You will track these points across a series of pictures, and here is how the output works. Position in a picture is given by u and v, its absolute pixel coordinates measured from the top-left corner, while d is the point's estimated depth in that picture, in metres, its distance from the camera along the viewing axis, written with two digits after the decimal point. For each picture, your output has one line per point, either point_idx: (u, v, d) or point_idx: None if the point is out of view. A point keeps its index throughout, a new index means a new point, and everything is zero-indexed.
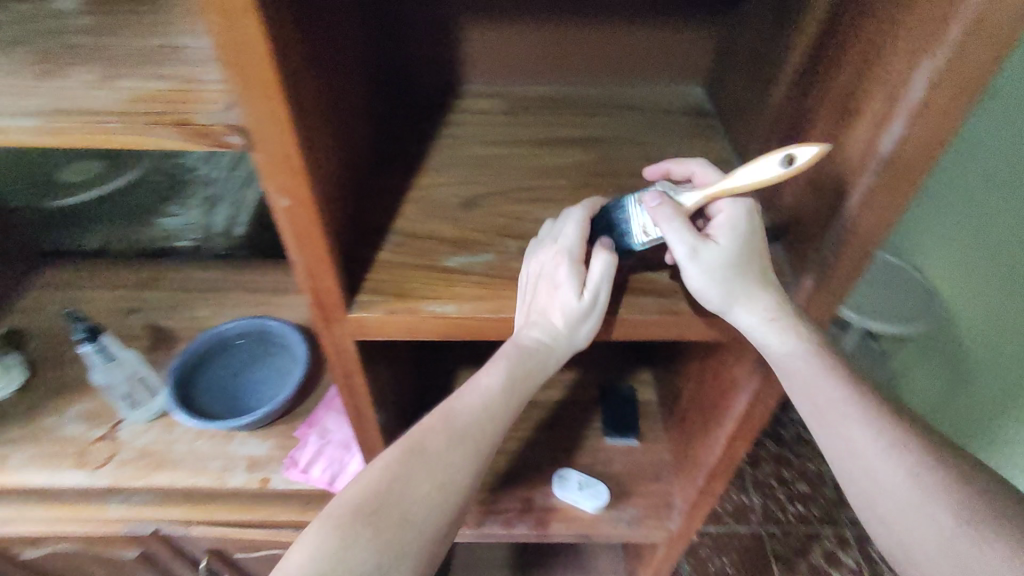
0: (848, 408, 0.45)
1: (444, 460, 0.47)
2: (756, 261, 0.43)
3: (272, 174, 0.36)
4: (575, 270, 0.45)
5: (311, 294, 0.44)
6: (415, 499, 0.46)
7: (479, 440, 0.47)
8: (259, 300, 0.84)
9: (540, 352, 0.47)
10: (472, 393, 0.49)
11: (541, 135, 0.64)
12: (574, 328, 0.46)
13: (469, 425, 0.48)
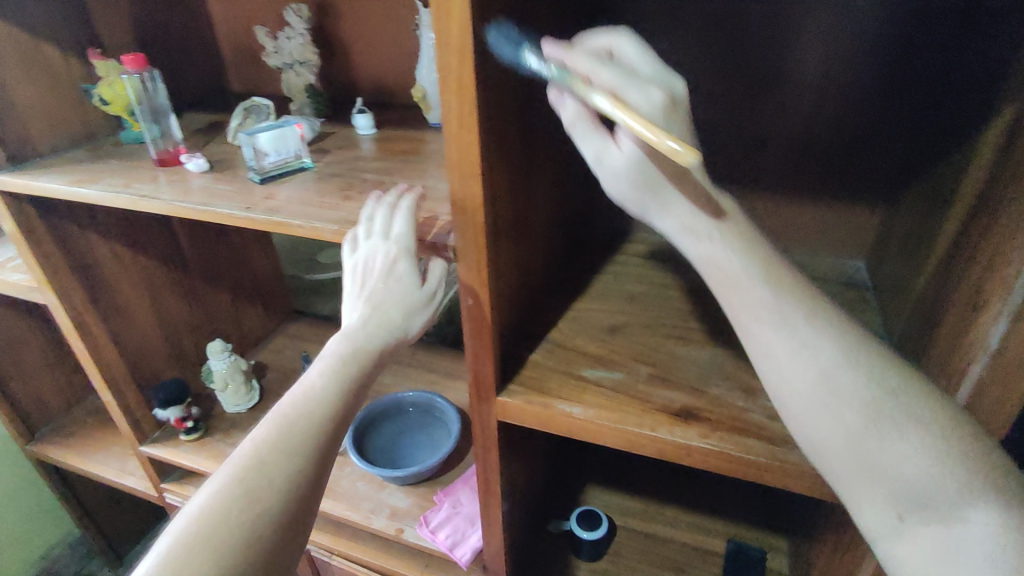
0: (857, 415, 0.38)
1: (305, 412, 0.47)
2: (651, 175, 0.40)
3: (467, 283, 0.50)
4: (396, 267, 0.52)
5: (473, 375, 0.56)
6: (288, 446, 0.45)
7: (349, 380, 0.49)
8: (433, 379, 1.01)
9: (362, 325, 0.51)
10: (317, 367, 0.50)
11: (693, 282, 0.73)
12: (404, 306, 0.53)
13: (329, 379, 0.48)
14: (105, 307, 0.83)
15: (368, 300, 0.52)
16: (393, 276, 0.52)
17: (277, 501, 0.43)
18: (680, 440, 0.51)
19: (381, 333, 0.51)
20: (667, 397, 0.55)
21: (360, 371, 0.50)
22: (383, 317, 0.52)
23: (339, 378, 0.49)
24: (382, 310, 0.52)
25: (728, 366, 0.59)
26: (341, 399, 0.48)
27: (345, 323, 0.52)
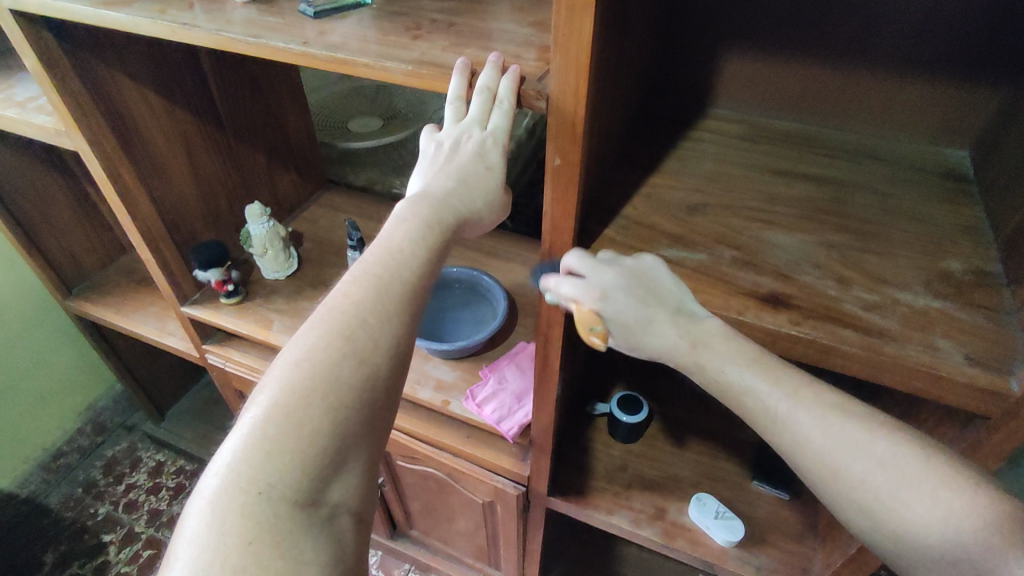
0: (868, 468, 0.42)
1: (400, 278, 0.43)
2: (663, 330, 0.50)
3: (556, 139, 0.45)
4: (487, 141, 0.47)
5: (548, 246, 0.52)
6: (383, 318, 0.42)
7: (436, 250, 0.46)
8: (475, 256, 0.98)
9: (456, 205, 0.47)
10: (400, 230, 0.45)
11: (777, 165, 0.66)
12: (489, 191, 0.49)
13: (417, 243, 0.45)
14: (138, 159, 0.79)
15: (449, 175, 0.48)
16: (482, 156, 0.48)
17: (382, 361, 0.42)
18: (770, 324, 0.48)
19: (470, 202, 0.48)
20: (753, 281, 0.51)
21: (443, 248, 0.46)
22: (468, 195, 0.48)
23: (427, 247, 0.45)
24: (466, 183, 0.48)
25: (817, 253, 0.54)
26: (429, 267, 0.45)
27: (426, 191, 0.47)
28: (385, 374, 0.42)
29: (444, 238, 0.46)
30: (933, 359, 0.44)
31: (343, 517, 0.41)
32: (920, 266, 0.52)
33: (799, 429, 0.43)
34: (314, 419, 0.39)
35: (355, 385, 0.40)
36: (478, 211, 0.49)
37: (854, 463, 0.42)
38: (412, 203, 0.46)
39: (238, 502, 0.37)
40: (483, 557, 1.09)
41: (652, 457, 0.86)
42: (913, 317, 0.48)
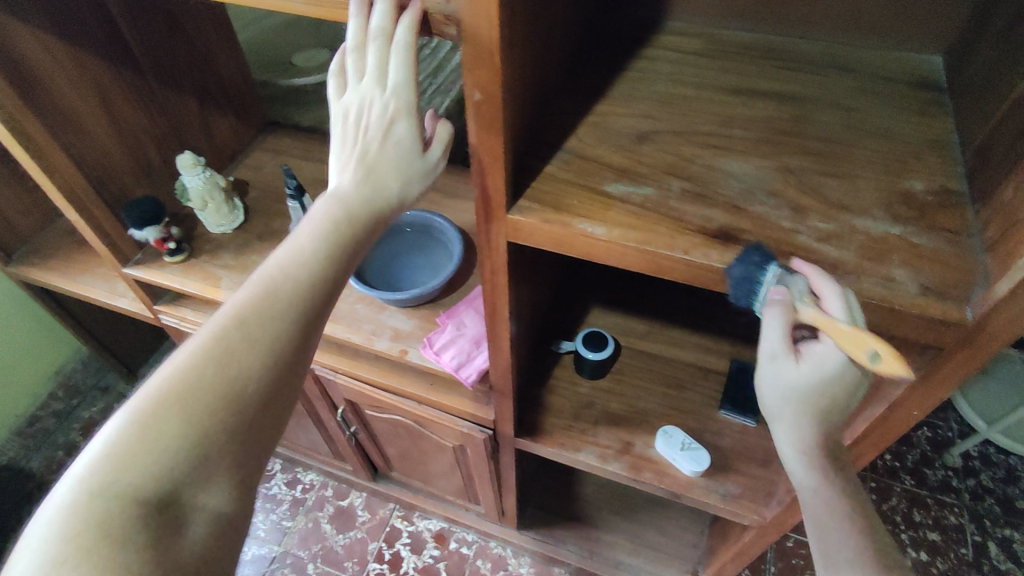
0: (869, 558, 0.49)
1: (285, 290, 0.45)
2: (825, 400, 0.46)
3: (473, 70, 0.39)
4: (394, 114, 0.46)
5: (480, 188, 0.48)
6: (264, 331, 0.44)
7: (341, 245, 0.47)
8: (432, 198, 0.93)
9: (368, 191, 0.48)
10: (298, 239, 0.47)
11: (735, 82, 0.61)
12: (402, 165, 0.48)
13: (306, 256, 0.46)
14: (44, 113, 0.71)
15: (359, 156, 0.47)
16: (390, 131, 0.47)
17: (257, 373, 0.43)
18: (717, 262, 0.45)
19: (378, 194, 0.48)
20: (703, 216, 0.47)
21: (354, 239, 0.47)
22: (376, 179, 0.48)
23: (327, 247, 0.47)
24: (372, 164, 0.47)
25: (772, 180, 0.50)
26: (332, 267, 0.47)
27: (339, 182, 0.48)
28: (263, 389, 0.43)
29: (355, 229, 0.47)
30: (886, 291, 0.42)
31: (195, 527, 0.40)
32: (881, 188, 0.49)
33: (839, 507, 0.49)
34: (180, 421, 0.40)
35: (227, 392, 0.42)
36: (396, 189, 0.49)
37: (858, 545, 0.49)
38: (322, 202, 0.47)
39: (84, 507, 0.36)
40: (463, 494, 1.12)
41: (619, 392, 0.86)
42: (869, 245, 0.45)
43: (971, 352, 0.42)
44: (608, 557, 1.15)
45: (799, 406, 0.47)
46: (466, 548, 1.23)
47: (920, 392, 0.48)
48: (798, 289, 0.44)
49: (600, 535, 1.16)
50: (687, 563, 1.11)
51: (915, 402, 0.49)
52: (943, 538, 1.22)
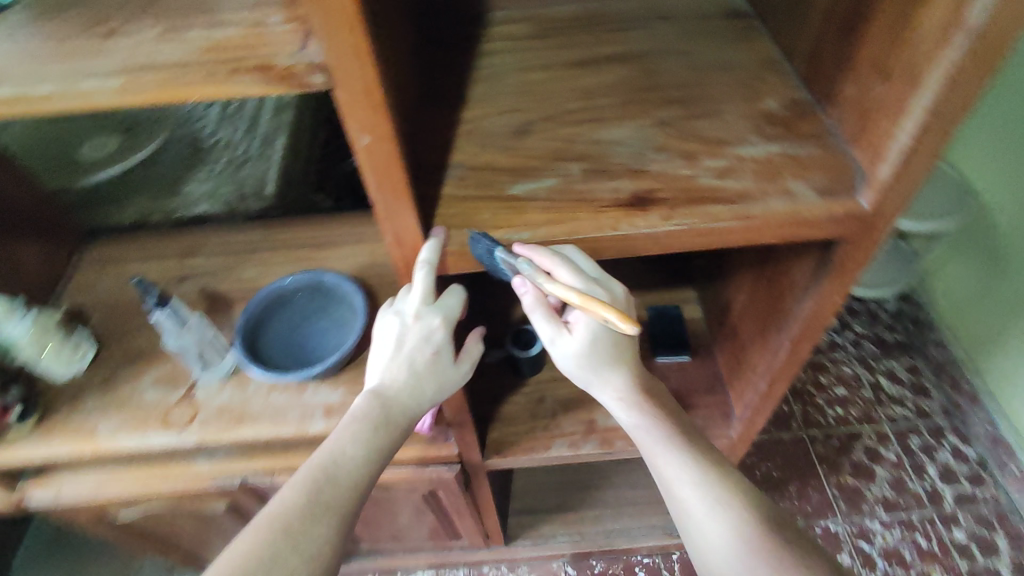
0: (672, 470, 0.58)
1: (346, 465, 0.50)
2: (608, 351, 0.59)
3: (354, 114, 0.35)
4: (432, 329, 0.51)
5: (390, 230, 0.44)
6: (330, 502, 0.48)
7: (380, 447, 0.51)
8: (307, 256, 0.87)
9: (401, 395, 0.52)
10: (349, 428, 0.51)
11: (578, 55, 0.62)
12: (438, 380, 0.53)
13: (360, 442, 0.51)
14: None
15: (402, 367, 0.52)
16: (432, 341, 0.52)
17: (326, 541, 0.46)
18: (645, 228, 0.46)
19: (417, 398, 0.53)
20: (612, 189, 0.48)
21: (391, 438, 0.52)
22: (417, 389, 0.53)
23: (366, 447, 0.51)
24: (419, 373, 0.52)
25: (654, 136, 0.52)
26: (369, 469, 0.51)
27: (381, 388, 0.53)
28: (327, 557, 0.46)
29: (398, 423, 0.52)
30: (792, 205, 0.45)
31: None
32: (745, 115, 0.53)
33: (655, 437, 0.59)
34: None
35: (303, 559, 0.45)
36: (429, 395, 0.53)
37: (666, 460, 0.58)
38: (367, 400, 0.52)
39: None
40: (443, 535, 1.07)
41: (562, 377, 0.86)
42: (761, 169, 0.48)
43: (871, 233, 0.47)
44: (597, 532, 1.17)
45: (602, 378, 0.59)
46: None
47: (836, 281, 0.53)
48: (529, 270, 0.47)
49: (583, 514, 1.18)
50: (666, 505, 1.18)
51: (834, 292, 0.54)
52: (848, 389, 1.39)
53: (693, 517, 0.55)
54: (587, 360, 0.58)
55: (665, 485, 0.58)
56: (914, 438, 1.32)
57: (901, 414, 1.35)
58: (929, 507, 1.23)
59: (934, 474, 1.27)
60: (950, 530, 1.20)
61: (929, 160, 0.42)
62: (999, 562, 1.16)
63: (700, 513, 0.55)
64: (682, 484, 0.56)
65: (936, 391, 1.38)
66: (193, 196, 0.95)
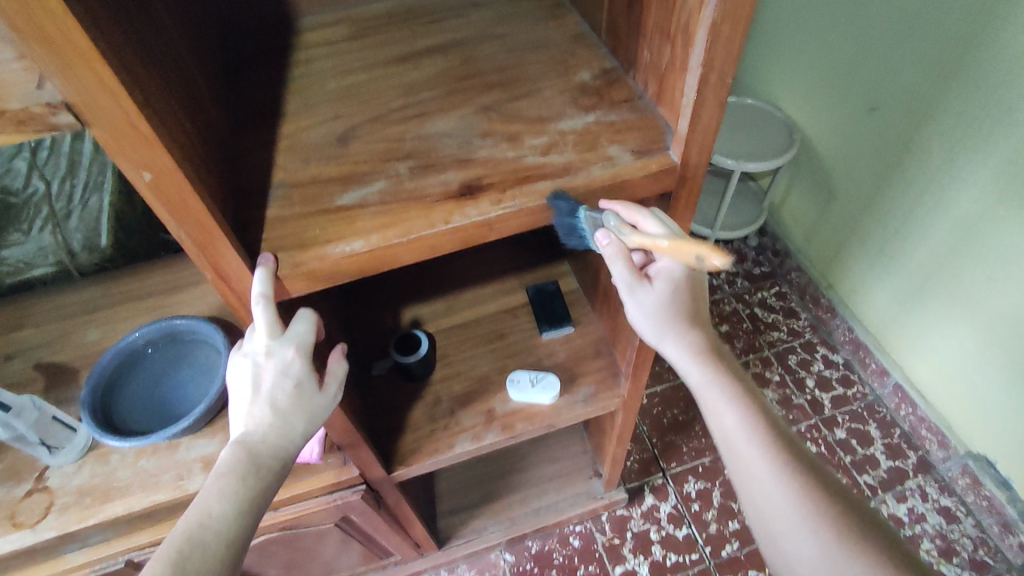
0: (758, 466, 0.57)
1: (211, 531, 0.42)
2: (687, 308, 0.59)
3: (121, 150, 0.32)
4: (290, 360, 0.45)
5: (209, 266, 0.41)
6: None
7: (253, 499, 0.45)
8: (160, 304, 0.80)
9: (268, 440, 0.45)
10: (213, 489, 0.44)
11: (396, 52, 0.61)
12: (308, 413, 0.47)
13: (227, 502, 0.44)
14: None
15: (263, 408, 0.46)
16: (290, 375, 0.46)
17: None
18: (478, 216, 0.46)
19: (285, 438, 0.46)
20: (441, 183, 0.48)
21: (265, 487, 0.45)
22: (285, 427, 0.46)
23: (238, 502, 0.44)
24: (283, 411, 0.46)
25: (478, 123, 0.52)
26: (245, 523, 0.45)
27: (243, 437, 0.46)
28: None
29: (269, 470, 0.45)
30: (613, 170, 0.48)
31: None
32: (562, 91, 0.54)
33: (731, 436, 0.59)
34: None
35: None
36: (301, 432, 0.47)
37: (746, 456, 0.58)
38: (229, 453, 0.45)
39: None
40: (372, 556, 1.04)
41: (455, 373, 0.86)
42: (580, 140, 0.50)
43: (689, 184, 0.50)
44: (526, 513, 1.19)
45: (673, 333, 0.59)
46: None
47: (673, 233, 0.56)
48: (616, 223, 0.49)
49: (510, 500, 1.20)
50: (586, 470, 1.22)
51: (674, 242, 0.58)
52: (729, 324, 1.52)
53: (749, 473, 0.58)
54: (665, 315, 0.59)
55: (721, 440, 0.60)
56: (790, 356, 1.46)
57: (776, 338, 1.49)
58: (812, 415, 1.37)
59: (812, 385, 1.41)
60: (833, 432, 1.34)
61: (719, 109, 0.45)
62: (874, 449, 1.31)
63: (765, 469, 0.56)
64: (742, 442, 0.58)
65: (803, 311, 1.54)
66: (11, 264, 0.84)
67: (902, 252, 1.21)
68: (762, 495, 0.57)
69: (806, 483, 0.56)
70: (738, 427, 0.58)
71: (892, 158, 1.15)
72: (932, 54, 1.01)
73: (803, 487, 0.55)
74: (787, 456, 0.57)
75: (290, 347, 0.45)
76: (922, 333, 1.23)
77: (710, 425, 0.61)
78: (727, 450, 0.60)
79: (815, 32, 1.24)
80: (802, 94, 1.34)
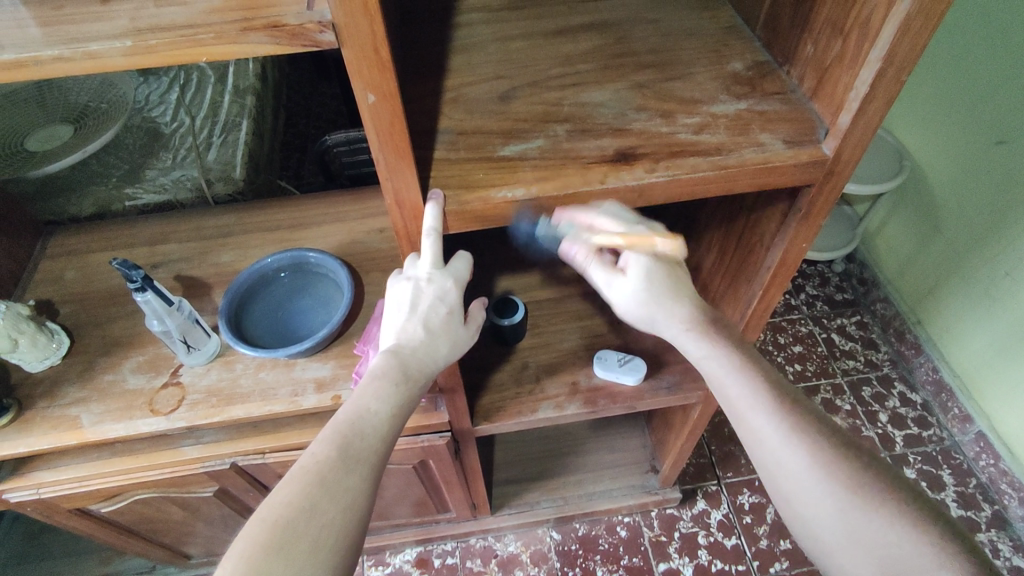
0: (772, 431, 0.57)
1: (371, 420, 0.51)
2: (667, 282, 0.61)
3: (360, 73, 0.37)
4: (448, 289, 0.54)
5: (392, 192, 0.46)
6: (359, 456, 0.49)
7: (400, 404, 0.52)
8: (286, 238, 0.87)
9: (420, 353, 0.54)
10: (370, 387, 0.52)
11: (552, 26, 0.64)
12: (450, 336, 0.56)
13: (383, 399, 0.51)
14: None
15: (417, 326, 0.54)
16: (445, 301, 0.54)
17: (359, 492, 0.48)
18: (631, 180, 0.49)
19: (432, 359, 0.54)
20: (597, 147, 0.51)
21: (410, 395, 0.53)
22: (433, 344, 0.54)
23: (390, 404, 0.52)
24: (432, 335, 0.54)
25: (633, 98, 0.55)
26: (393, 422, 0.52)
27: (397, 349, 0.53)
28: (362, 511, 0.47)
29: (420, 378, 0.53)
30: (765, 156, 0.49)
31: None
32: (715, 77, 0.56)
33: (743, 406, 0.59)
34: (309, 543, 0.44)
35: (337, 511, 0.46)
36: (445, 352, 0.55)
37: (759, 427, 0.57)
38: (383, 360, 0.53)
39: None
40: (432, 508, 1.09)
41: (544, 343, 0.89)
42: (732, 124, 0.52)
43: (834, 179, 0.51)
44: (579, 495, 1.21)
45: (665, 312, 0.61)
46: (451, 558, 1.22)
47: (804, 227, 0.57)
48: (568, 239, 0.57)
49: (564, 480, 1.22)
50: (643, 465, 1.23)
51: (801, 238, 0.59)
52: (805, 346, 1.50)
53: (771, 451, 0.57)
54: (656, 290, 0.61)
55: (739, 419, 0.59)
56: (865, 388, 1.42)
57: (852, 367, 1.46)
58: (882, 450, 1.33)
59: (885, 420, 1.37)
60: (902, 470, 1.30)
61: (885, 106, 0.46)
62: (945, 494, 1.27)
63: (775, 432, 0.57)
64: (756, 414, 0.58)
65: (884, 344, 1.49)
66: (157, 184, 0.94)
67: (1014, 305, 1.16)
68: (780, 461, 0.56)
69: (812, 434, 0.56)
70: (747, 391, 0.58)
71: (1015, 194, 1.11)
72: None
73: (813, 438, 0.56)
74: (793, 410, 0.57)
75: (449, 278, 0.54)
76: (1016, 379, 1.18)
77: (725, 407, 0.61)
78: (741, 422, 0.59)
79: (949, 60, 1.19)
80: (920, 117, 1.30)
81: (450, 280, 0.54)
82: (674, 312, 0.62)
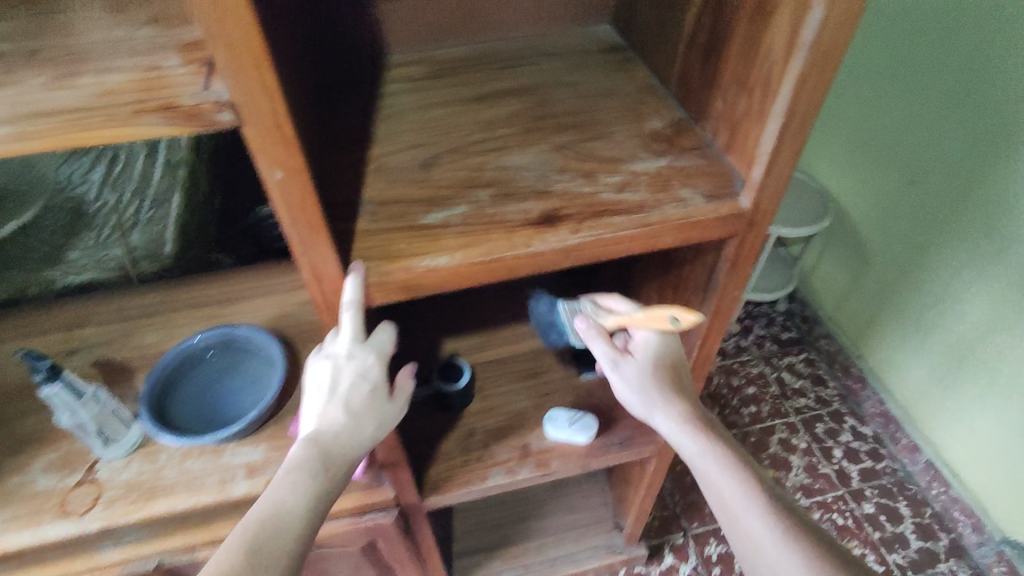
0: (761, 534, 0.56)
1: (287, 513, 0.48)
2: (667, 378, 0.64)
3: (264, 150, 0.36)
4: (371, 364, 0.52)
5: (309, 266, 0.44)
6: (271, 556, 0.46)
7: (320, 494, 0.50)
8: (216, 314, 0.83)
9: (342, 437, 0.51)
10: (287, 477, 0.49)
11: (475, 91, 0.66)
12: (376, 415, 0.53)
13: (300, 489, 0.49)
14: None
15: (339, 407, 0.51)
16: (368, 378, 0.52)
17: None
18: (557, 242, 0.49)
19: (356, 439, 0.52)
20: (521, 210, 0.51)
21: (331, 483, 0.50)
22: (358, 425, 0.52)
23: (309, 494, 0.49)
24: (358, 415, 0.52)
25: (555, 160, 0.56)
26: (312, 513, 0.49)
27: (318, 433, 0.51)
28: None
29: (342, 464, 0.51)
30: (686, 211, 0.50)
31: None
32: (633, 136, 0.58)
33: (733, 509, 0.59)
34: None
35: None
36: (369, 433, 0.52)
37: (751, 528, 0.57)
38: (303, 447, 0.50)
39: None
40: None
41: (492, 406, 0.87)
42: (652, 181, 0.53)
43: (753, 231, 0.53)
44: (543, 561, 1.16)
45: (661, 406, 0.63)
46: None
47: (731, 278, 0.58)
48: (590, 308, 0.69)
49: (526, 546, 1.17)
50: (606, 522, 1.19)
51: (730, 289, 0.59)
52: (757, 386, 1.52)
53: (764, 553, 0.56)
54: (648, 379, 0.63)
55: (730, 521, 0.59)
56: (818, 425, 1.44)
57: (803, 404, 1.48)
58: (840, 486, 1.34)
59: (840, 455, 1.39)
60: (861, 506, 1.31)
61: (792, 157, 0.48)
62: (905, 527, 1.27)
63: (764, 535, 0.56)
64: (747, 515, 0.58)
65: (831, 379, 1.53)
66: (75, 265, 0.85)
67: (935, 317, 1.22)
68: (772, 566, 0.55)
69: (804, 540, 0.55)
70: (737, 491, 0.59)
71: (929, 228, 1.18)
72: (971, 129, 1.06)
73: (805, 543, 0.55)
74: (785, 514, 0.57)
75: (373, 352, 0.52)
76: (952, 404, 1.23)
77: (717, 506, 0.61)
78: (735, 526, 0.59)
79: (860, 106, 1.28)
80: (838, 160, 1.39)
81: (374, 354, 0.51)
82: (669, 409, 0.63)
